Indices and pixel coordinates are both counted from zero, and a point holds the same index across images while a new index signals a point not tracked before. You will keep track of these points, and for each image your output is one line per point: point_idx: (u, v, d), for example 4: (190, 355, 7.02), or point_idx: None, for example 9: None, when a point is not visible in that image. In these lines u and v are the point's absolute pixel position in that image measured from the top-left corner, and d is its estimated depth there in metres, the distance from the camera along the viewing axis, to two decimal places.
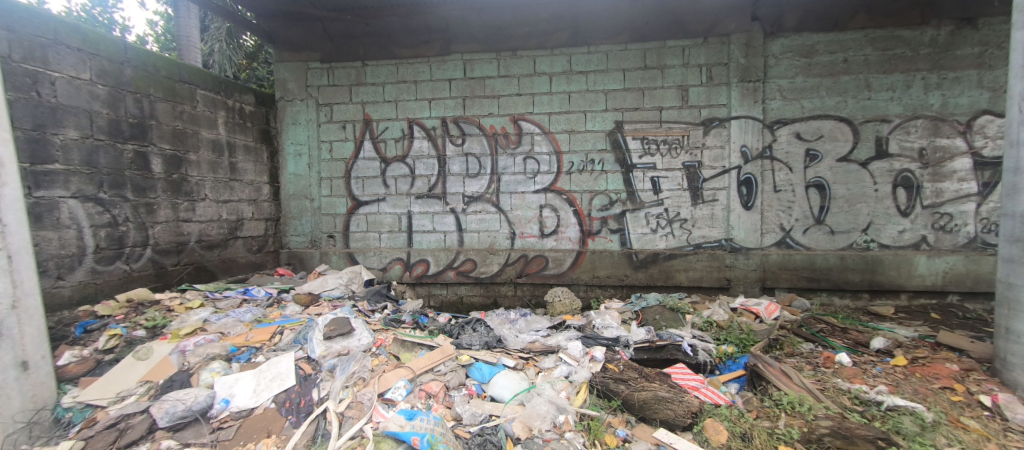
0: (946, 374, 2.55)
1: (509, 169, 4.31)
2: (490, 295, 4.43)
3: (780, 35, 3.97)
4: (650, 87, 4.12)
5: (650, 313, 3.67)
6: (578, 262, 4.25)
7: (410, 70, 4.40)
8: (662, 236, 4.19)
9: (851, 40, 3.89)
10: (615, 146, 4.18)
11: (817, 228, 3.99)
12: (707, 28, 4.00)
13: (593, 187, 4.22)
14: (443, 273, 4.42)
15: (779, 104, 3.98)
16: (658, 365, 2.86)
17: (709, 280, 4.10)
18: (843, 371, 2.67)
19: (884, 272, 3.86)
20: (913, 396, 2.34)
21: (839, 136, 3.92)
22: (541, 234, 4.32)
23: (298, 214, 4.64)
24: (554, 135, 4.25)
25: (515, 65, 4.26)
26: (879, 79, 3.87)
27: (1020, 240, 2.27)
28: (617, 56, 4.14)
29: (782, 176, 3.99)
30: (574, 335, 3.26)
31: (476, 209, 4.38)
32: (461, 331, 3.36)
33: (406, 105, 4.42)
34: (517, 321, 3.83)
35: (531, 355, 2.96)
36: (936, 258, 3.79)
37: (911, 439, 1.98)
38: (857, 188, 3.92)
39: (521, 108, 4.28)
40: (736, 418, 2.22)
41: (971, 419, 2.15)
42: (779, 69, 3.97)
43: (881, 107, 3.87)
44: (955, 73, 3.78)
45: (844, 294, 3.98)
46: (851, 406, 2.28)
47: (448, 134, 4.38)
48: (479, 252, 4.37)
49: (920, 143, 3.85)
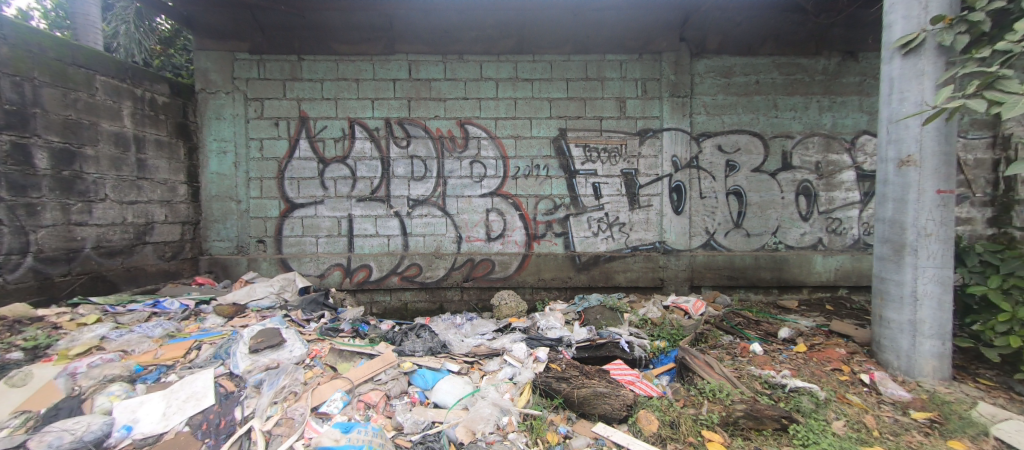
0: (836, 357, 2.95)
1: (455, 172, 4.29)
2: (436, 301, 4.34)
3: (704, 56, 4.37)
4: (591, 97, 4.33)
5: (592, 313, 3.83)
6: (524, 265, 4.32)
7: (351, 68, 4.23)
8: (602, 239, 4.40)
9: (762, 64, 4.39)
10: (559, 152, 4.33)
11: (736, 231, 4.42)
12: (642, 45, 4.30)
13: (539, 192, 4.33)
14: (386, 279, 4.26)
15: (704, 118, 4.38)
16: (597, 362, 2.98)
17: (645, 280, 4.37)
18: (756, 359, 2.99)
19: (789, 270, 4.37)
20: (811, 378, 2.67)
21: (753, 149, 4.39)
22: (487, 238, 4.34)
23: (222, 217, 4.24)
24: (500, 140, 4.30)
25: (461, 69, 4.27)
26: (784, 100, 4.40)
27: (890, 241, 2.69)
28: (560, 66, 4.30)
29: (706, 184, 4.38)
30: (518, 337, 3.31)
31: (421, 213, 4.30)
32: (404, 338, 3.27)
33: (347, 104, 4.24)
34: (463, 326, 3.80)
35: (475, 359, 2.96)
36: (829, 257, 4.37)
37: (808, 415, 2.26)
38: (767, 195, 4.41)
39: (468, 112, 4.28)
40: (666, 408, 2.36)
41: (854, 395, 2.51)
42: (703, 87, 4.37)
43: (786, 125, 4.41)
44: (842, 98, 4.42)
45: (758, 290, 4.44)
46: (762, 389, 2.55)
47: (392, 135, 4.26)
48: (425, 256, 4.27)
49: (817, 157, 4.43)
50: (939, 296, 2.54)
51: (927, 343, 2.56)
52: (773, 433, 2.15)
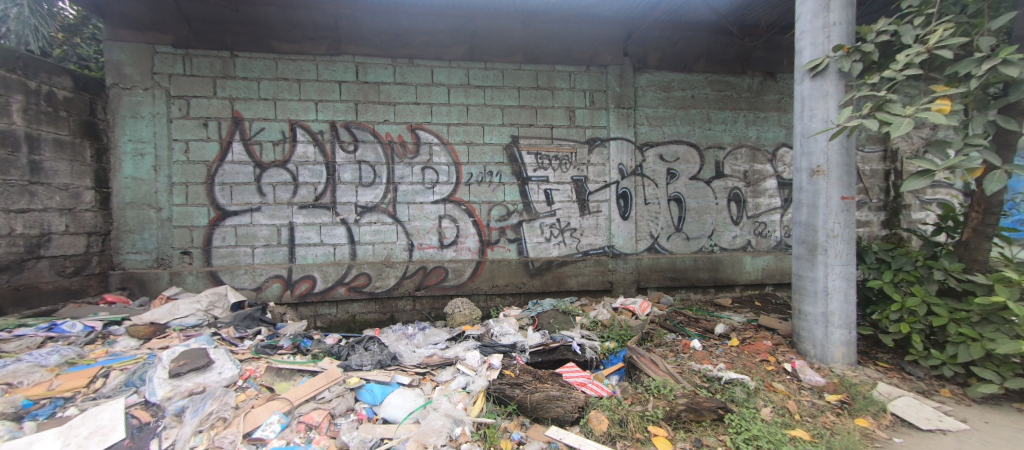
0: (764, 349, 3.23)
1: (406, 178, 4.19)
2: (386, 311, 4.17)
3: (646, 71, 4.65)
4: (542, 106, 4.44)
5: (546, 317, 3.89)
6: (478, 272, 4.29)
7: (292, 67, 4.00)
8: (555, 244, 4.49)
9: (697, 80, 4.75)
10: (511, 159, 4.38)
11: (677, 235, 4.72)
12: (589, 57, 4.49)
13: (492, 198, 4.34)
14: (332, 290, 4.03)
15: (647, 129, 4.64)
16: (550, 366, 3.04)
17: (595, 283, 4.52)
18: (696, 355, 3.19)
19: (724, 270, 4.74)
20: (743, 370, 2.90)
21: (691, 159, 4.73)
22: (440, 245, 4.27)
23: (139, 227, 3.80)
24: (452, 146, 4.26)
25: (412, 73, 4.19)
26: (716, 113, 4.79)
27: (806, 242, 3.00)
28: (511, 75, 4.37)
29: (650, 191, 4.64)
30: (471, 344, 3.28)
31: (370, 220, 4.14)
32: (351, 352, 3.12)
33: (287, 105, 3.99)
34: (415, 336, 3.69)
35: (427, 370, 2.89)
36: (757, 257, 4.80)
37: (741, 404, 2.44)
38: (704, 201, 4.76)
39: (419, 117, 4.21)
40: (615, 407, 2.44)
41: (779, 382, 2.76)
42: (645, 99, 4.64)
43: (718, 137, 4.80)
44: (764, 113, 4.90)
45: (697, 290, 4.76)
46: (701, 383, 2.72)
47: (337, 139, 4.08)
48: (374, 265, 4.10)
49: (744, 167, 4.85)
50: (845, 290, 2.88)
51: (837, 332, 2.88)
52: (711, 423, 2.29)
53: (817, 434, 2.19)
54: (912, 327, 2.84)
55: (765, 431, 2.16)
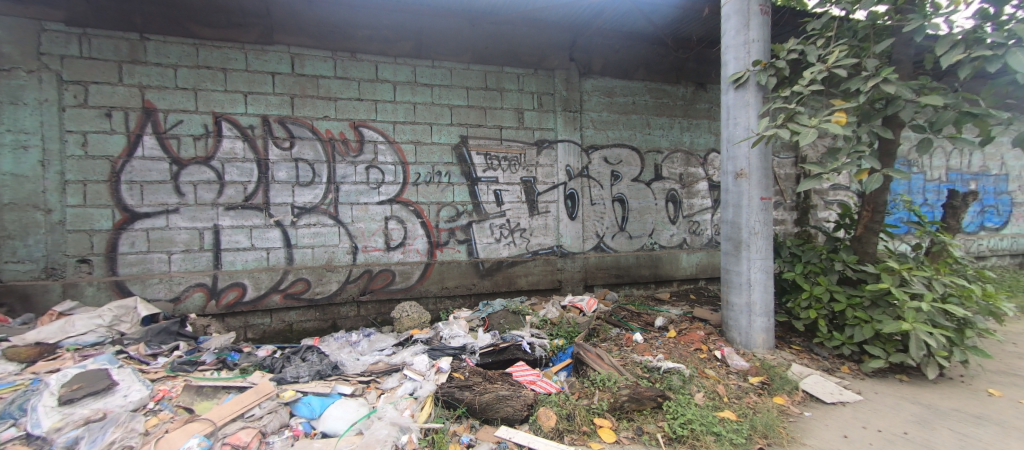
0: (697, 339, 3.48)
1: (349, 178, 3.98)
2: (327, 318, 3.93)
3: (590, 76, 4.83)
4: (491, 106, 4.45)
5: (496, 318, 3.90)
6: (426, 274, 4.19)
7: (216, 55, 3.64)
8: (504, 245, 4.51)
9: (637, 88, 5.02)
10: (460, 159, 4.33)
11: (621, 235, 4.95)
12: (537, 61, 4.57)
13: (440, 199, 4.27)
14: (265, 298, 3.71)
15: (592, 132, 4.82)
16: (500, 367, 3.04)
17: (544, 282, 4.60)
18: (638, 347, 3.36)
19: (663, 266, 5.05)
20: (679, 359, 3.10)
21: (632, 162, 4.99)
22: (386, 247, 4.11)
23: (21, 232, 3.26)
24: (398, 145, 4.13)
25: (354, 68, 3.99)
26: (655, 119, 5.10)
27: (732, 239, 3.27)
28: (460, 74, 4.32)
29: (596, 192, 4.82)
30: (419, 349, 3.20)
31: (309, 222, 3.88)
32: (285, 364, 2.90)
33: (210, 96, 3.63)
34: (359, 343, 3.52)
35: (372, 378, 2.78)
36: (692, 254, 5.18)
37: (677, 391, 2.60)
38: (645, 202, 5.04)
39: (362, 114, 4.02)
40: (563, 402, 2.49)
41: (710, 369, 2.99)
42: (590, 104, 4.82)
43: (656, 141, 5.10)
44: (696, 120, 5.30)
45: (640, 286, 5.02)
46: (642, 374, 2.87)
47: (270, 135, 3.78)
48: (314, 270, 3.85)
49: (680, 169, 5.21)
50: (764, 281, 3.18)
51: (758, 320, 3.19)
52: (651, 411, 2.42)
53: (742, 414, 2.39)
54: (819, 313, 3.21)
55: (698, 415, 2.31)
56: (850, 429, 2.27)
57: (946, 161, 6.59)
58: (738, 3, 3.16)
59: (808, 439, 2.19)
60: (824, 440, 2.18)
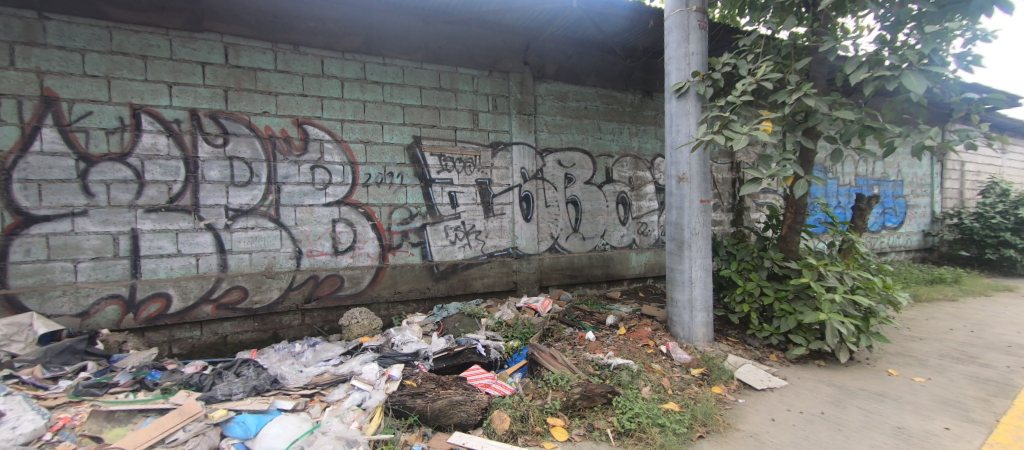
0: (645, 335, 3.65)
1: (291, 178, 3.75)
2: (267, 329, 3.66)
3: (544, 80, 4.92)
4: (445, 107, 4.38)
5: (451, 321, 3.84)
6: (378, 279, 4.03)
7: (134, 41, 3.28)
8: (459, 247, 4.46)
9: (589, 93, 5.19)
10: (413, 160, 4.22)
11: (574, 236, 5.07)
12: (491, 63, 4.59)
13: (392, 201, 4.13)
14: (193, 309, 3.38)
15: (546, 135, 4.91)
16: (454, 371, 2.99)
17: (500, 284, 4.60)
18: (590, 345, 3.45)
19: (614, 266, 5.24)
20: (628, 355, 3.23)
21: (585, 165, 5.14)
22: (334, 251, 3.91)
23: None
24: (347, 144, 3.95)
25: (297, 62, 3.77)
26: (605, 124, 5.29)
27: (676, 239, 3.46)
28: (412, 73, 4.22)
29: (550, 194, 4.91)
30: (369, 357, 3.08)
31: (245, 225, 3.60)
32: (216, 381, 2.67)
33: (126, 85, 3.26)
34: (303, 354, 3.31)
35: (316, 391, 2.62)
36: (640, 254, 5.43)
37: (626, 386, 2.71)
38: (597, 204, 5.21)
39: (306, 110, 3.80)
40: (517, 403, 2.50)
41: (657, 363, 3.14)
42: (544, 108, 4.91)
43: (607, 146, 5.30)
44: (644, 126, 5.58)
45: (592, 286, 5.17)
46: (594, 371, 2.95)
47: (200, 130, 3.46)
48: (252, 277, 3.56)
49: (629, 173, 5.45)
50: (704, 278, 3.40)
51: (699, 315, 3.40)
52: (601, 408, 2.49)
53: (684, 404, 2.53)
54: (751, 306, 3.49)
55: (645, 408, 2.41)
56: (777, 413, 2.48)
57: (855, 168, 7.45)
58: (679, 18, 3.36)
59: (742, 424, 2.36)
60: (755, 424, 2.36)
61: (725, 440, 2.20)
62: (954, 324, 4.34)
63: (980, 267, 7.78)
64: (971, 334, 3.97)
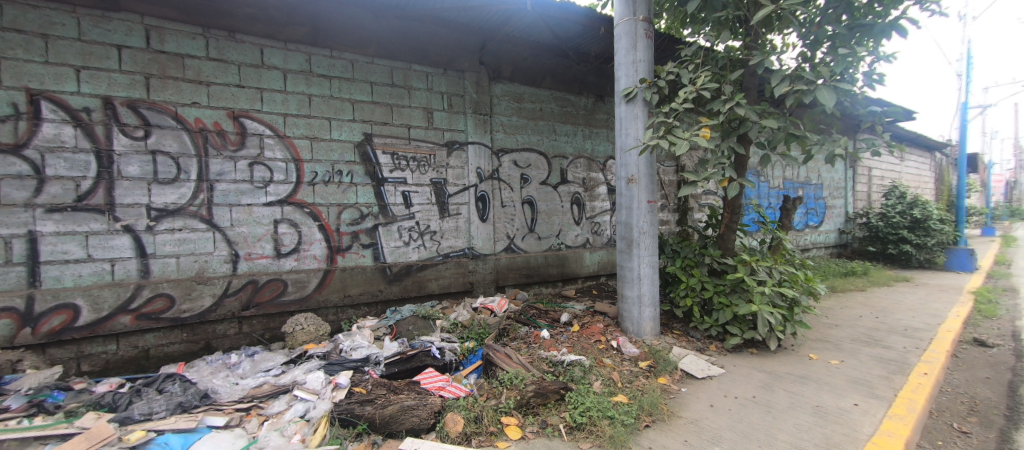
0: (597, 331, 3.77)
1: (226, 175, 3.46)
2: (198, 340, 3.35)
3: (500, 81, 4.93)
4: (398, 104, 4.25)
5: (404, 325, 3.74)
6: (326, 282, 3.82)
7: (32, 17, 2.87)
8: (413, 248, 4.35)
9: (544, 95, 5.27)
10: (364, 158, 4.06)
11: (530, 236, 5.13)
12: (445, 61, 4.53)
13: (341, 201, 3.95)
14: (108, 320, 3.01)
15: (502, 135, 4.93)
16: (407, 375, 2.91)
17: (455, 285, 4.55)
18: (545, 343, 3.50)
19: (569, 265, 5.37)
20: (581, 351, 3.32)
21: (540, 166, 5.21)
22: (276, 254, 3.67)
23: None
24: (290, 140, 3.71)
25: (233, 50, 3.48)
26: (560, 126, 5.40)
27: (626, 238, 3.61)
28: (363, 68, 4.05)
29: (506, 194, 4.93)
30: (314, 365, 2.92)
31: (171, 226, 3.27)
32: (134, 400, 2.40)
33: (23, 67, 2.85)
34: (239, 365, 3.07)
35: (253, 404, 2.44)
36: (594, 253, 5.61)
37: (578, 382, 2.77)
38: (552, 204, 5.31)
39: (243, 103, 3.53)
40: (471, 405, 2.47)
41: (608, 358, 3.25)
42: (500, 108, 4.92)
43: (562, 147, 5.41)
44: (596, 129, 5.76)
45: (548, 284, 5.26)
46: (548, 368, 3.00)
47: (116, 121, 3.10)
48: (179, 284, 3.24)
49: (583, 174, 5.60)
50: (651, 275, 3.57)
51: (647, 310, 3.56)
52: (554, 404, 2.53)
53: (632, 395, 2.64)
54: (693, 300, 3.71)
55: (595, 402, 2.47)
56: (715, 399, 2.66)
57: (783, 173, 8.19)
58: (628, 26, 3.50)
59: (684, 412, 2.51)
60: (696, 410, 2.51)
61: (669, 428, 2.33)
62: (863, 311, 4.90)
63: (884, 261, 8.88)
64: (877, 320, 4.50)
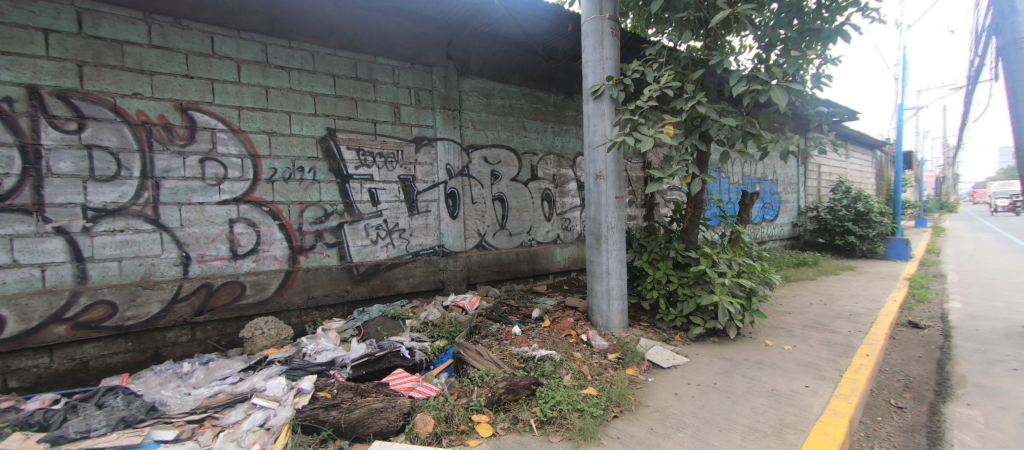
0: (568, 325, 3.82)
1: (174, 172, 3.23)
2: (145, 349, 3.12)
3: (468, 76, 4.87)
4: (362, 98, 4.11)
5: (372, 325, 3.65)
6: (288, 284, 3.66)
7: None
8: (381, 247, 4.24)
9: (513, 91, 5.26)
10: (327, 154, 3.90)
11: (501, 232, 5.12)
12: (412, 54, 4.42)
13: (303, 198, 3.78)
14: (38, 331, 2.74)
15: (471, 131, 4.88)
16: (375, 377, 2.84)
17: (425, 283, 4.48)
18: (516, 339, 3.51)
19: (540, 261, 5.41)
20: (551, 346, 3.35)
21: (510, 162, 5.21)
22: (232, 256, 3.47)
23: None
24: (246, 135, 3.51)
25: (180, 37, 3.24)
26: (530, 123, 5.41)
27: (594, 233, 3.67)
28: (324, 60, 3.89)
29: (476, 191, 4.89)
30: (275, 371, 2.79)
31: (112, 227, 3.02)
32: (69, 417, 2.21)
33: None
34: (192, 374, 2.89)
35: (207, 415, 2.31)
36: (564, 248, 5.68)
37: (548, 376, 2.80)
38: (523, 201, 5.32)
39: (192, 94, 3.30)
40: (441, 404, 2.44)
41: (578, 351, 3.30)
42: (469, 104, 4.87)
43: (532, 144, 5.43)
44: (566, 126, 5.81)
45: (520, 281, 5.28)
46: (519, 364, 3.01)
47: (43, 112, 2.82)
48: (123, 290, 3.00)
49: (553, 170, 5.65)
50: (619, 269, 3.65)
51: (615, 303, 3.65)
52: (525, 399, 2.54)
53: (601, 387, 2.70)
54: (659, 293, 3.84)
55: (565, 395, 2.51)
56: (679, 387, 2.76)
57: (742, 169, 8.61)
58: (594, 24, 3.54)
59: (650, 401, 2.59)
60: (661, 399, 2.60)
61: (636, 417, 2.39)
62: (813, 299, 5.24)
63: (832, 252, 9.53)
64: (825, 307, 4.83)
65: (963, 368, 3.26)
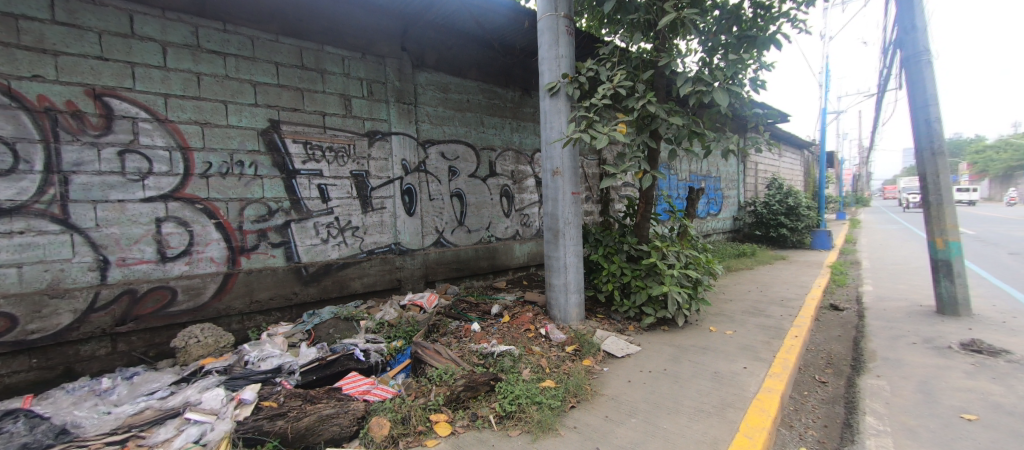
0: (527, 320, 3.86)
1: (86, 166, 2.87)
2: (55, 365, 2.77)
3: (424, 69, 4.75)
4: (309, 89, 3.88)
5: (324, 328, 3.47)
6: (226, 288, 3.39)
7: None
8: (333, 246, 4.03)
9: (470, 86, 5.21)
10: (270, 148, 3.65)
11: (459, 229, 5.06)
12: (363, 44, 4.23)
13: (244, 195, 3.52)
14: None
15: (428, 126, 4.77)
16: (327, 382, 2.71)
17: (381, 283, 4.33)
18: (475, 336, 3.50)
19: (499, 257, 5.42)
20: (510, 341, 3.37)
21: (468, 158, 5.15)
22: (160, 258, 3.15)
23: None
24: (174, 125, 3.19)
25: (92, 14, 2.88)
26: (488, 118, 5.38)
27: (552, 228, 3.72)
28: (266, 46, 3.62)
29: (433, 187, 4.79)
30: (213, 381, 2.58)
31: (8, 229, 2.63)
32: None
33: None
34: (114, 391, 2.60)
35: (132, 434, 2.09)
36: (523, 244, 5.73)
37: (508, 371, 2.81)
38: (481, 197, 5.29)
39: (108, 79, 2.95)
40: (398, 406, 2.38)
41: (537, 345, 3.34)
42: (425, 97, 4.75)
43: (490, 139, 5.41)
44: (524, 122, 5.84)
45: (479, 277, 5.26)
46: (478, 361, 3.00)
47: None
48: (24, 299, 2.63)
49: (511, 167, 5.66)
50: (576, 264, 3.74)
51: (572, 296, 3.73)
52: (484, 395, 2.53)
53: (559, 379, 2.75)
54: (614, 285, 3.97)
55: (524, 389, 2.53)
56: (632, 375, 2.88)
57: (689, 166, 9.12)
58: (550, 21, 3.57)
59: (605, 389, 2.68)
60: (616, 387, 2.70)
61: (593, 406, 2.47)
62: (751, 287, 5.68)
63: (767, 243, 10.37)
64: (761, 293, 5.25)
65: (873, 344, 3.68)
